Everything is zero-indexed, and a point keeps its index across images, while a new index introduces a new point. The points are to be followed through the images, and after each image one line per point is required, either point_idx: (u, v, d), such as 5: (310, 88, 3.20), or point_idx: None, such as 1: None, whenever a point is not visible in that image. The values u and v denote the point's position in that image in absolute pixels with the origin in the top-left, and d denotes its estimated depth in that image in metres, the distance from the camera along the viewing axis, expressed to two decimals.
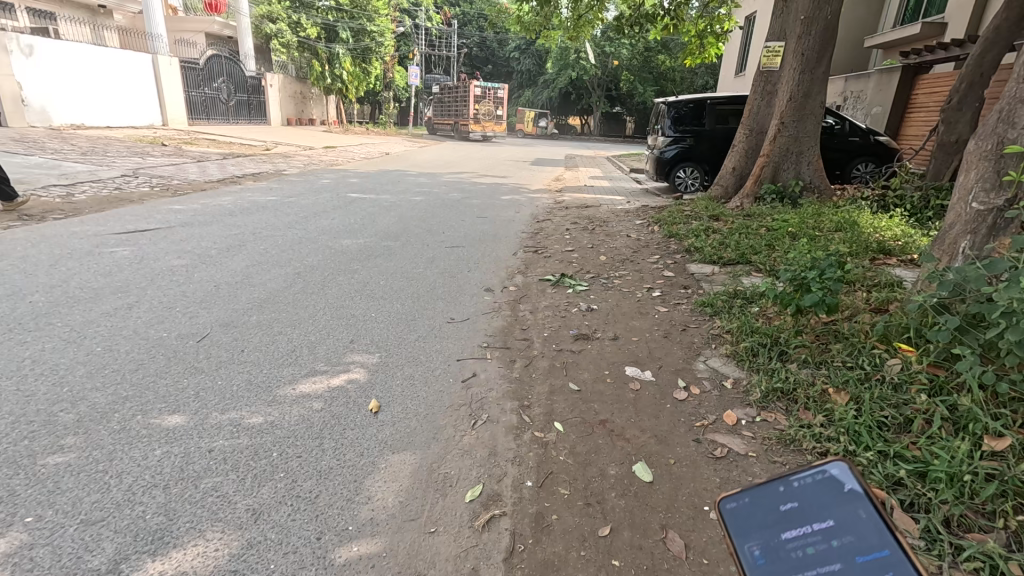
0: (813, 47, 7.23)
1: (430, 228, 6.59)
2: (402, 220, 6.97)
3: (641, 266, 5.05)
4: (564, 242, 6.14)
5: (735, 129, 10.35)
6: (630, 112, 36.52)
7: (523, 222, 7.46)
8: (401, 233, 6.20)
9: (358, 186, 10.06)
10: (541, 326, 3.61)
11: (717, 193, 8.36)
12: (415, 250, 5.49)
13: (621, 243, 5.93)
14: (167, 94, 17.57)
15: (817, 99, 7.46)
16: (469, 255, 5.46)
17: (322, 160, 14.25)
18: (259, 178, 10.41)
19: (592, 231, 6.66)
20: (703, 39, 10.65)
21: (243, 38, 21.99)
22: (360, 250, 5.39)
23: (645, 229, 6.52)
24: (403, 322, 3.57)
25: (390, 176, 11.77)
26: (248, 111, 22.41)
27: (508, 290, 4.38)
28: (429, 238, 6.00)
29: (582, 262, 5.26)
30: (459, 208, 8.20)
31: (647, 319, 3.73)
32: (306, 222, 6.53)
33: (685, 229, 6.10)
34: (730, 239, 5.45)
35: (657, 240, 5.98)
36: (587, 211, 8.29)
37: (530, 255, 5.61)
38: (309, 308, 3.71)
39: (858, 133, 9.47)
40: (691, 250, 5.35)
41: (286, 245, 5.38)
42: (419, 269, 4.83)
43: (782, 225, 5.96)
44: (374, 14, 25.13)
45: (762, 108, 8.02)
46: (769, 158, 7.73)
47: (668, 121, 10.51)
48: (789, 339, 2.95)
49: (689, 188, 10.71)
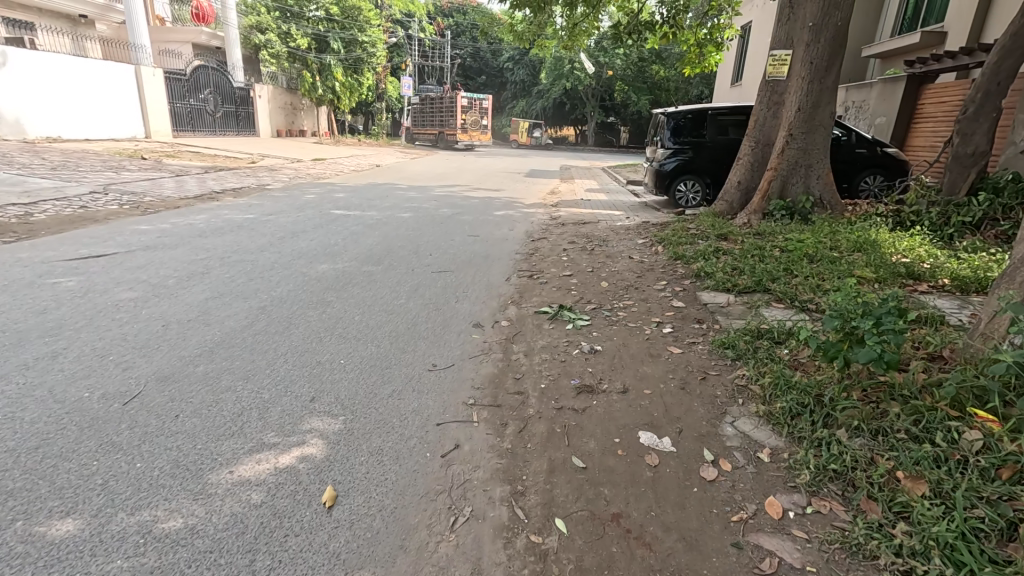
0: (822, 56, 6.82)
1: (416, 249, 6.09)
2: (387, 241, 6.48)
3: (647, 295, 4.57)
4: (561, 265, 5.66)
5: (735, 141, 9.96)
6: (624, 121, 36.32)
7: (517, 241, 6.98)
8: (384, 255, 5.70)
9: (343, 201, 9.57)
10: (537, 375, 3.10)
11: (722, 208, 7.92)
12: (398, 276, 4.99)
13: (624, 267, 5.45)
14: (150, 105, 17.08)
15: (826, 110, 7.06)
16: (457, 282, 4.97)
17: (309, 173, 13.78)
18: (238, 193, 9.89)
19: (591, 252, 6.19)
20: (703, 47, 10.19)
21: (231, 50, 21.71)
22: (337, 276, 4.89)
23: (649, 250, 6.05)
24: (375, 372, 3.06)
25: (378, 190, 11.28)
26: (235, 122, 21.93)
27: (499, 326, 3.88)
28: (415, 262, 5.51)
29: (582, 289, 4.78)
30: (449, 226, 7.72)
31: (659, 363, 3.23)
32: (282, 243, 6.04)
33: (692, 250, 5.63)
34: (742, 262, 4.99)
35: (663, 262, 5.51)
36: (585, 228, 7.82)
37: (524, 281, 5.12)
38: (268, 354, 3.20)
39: (865, 145, 9.09)
40: (700, 275, 4.88)
41: (254, 272, 4.87)
42: (401, 300, 4.33)
43: (796, 246, 5.51)
44: (365, 24, 24.77)
45: (768, 119, 7.60)
46: (777, 172, 7.30)
47: (667, 132, 10.08)
48: (835, 399, 2.47)
49: (690, 203, 10.26)
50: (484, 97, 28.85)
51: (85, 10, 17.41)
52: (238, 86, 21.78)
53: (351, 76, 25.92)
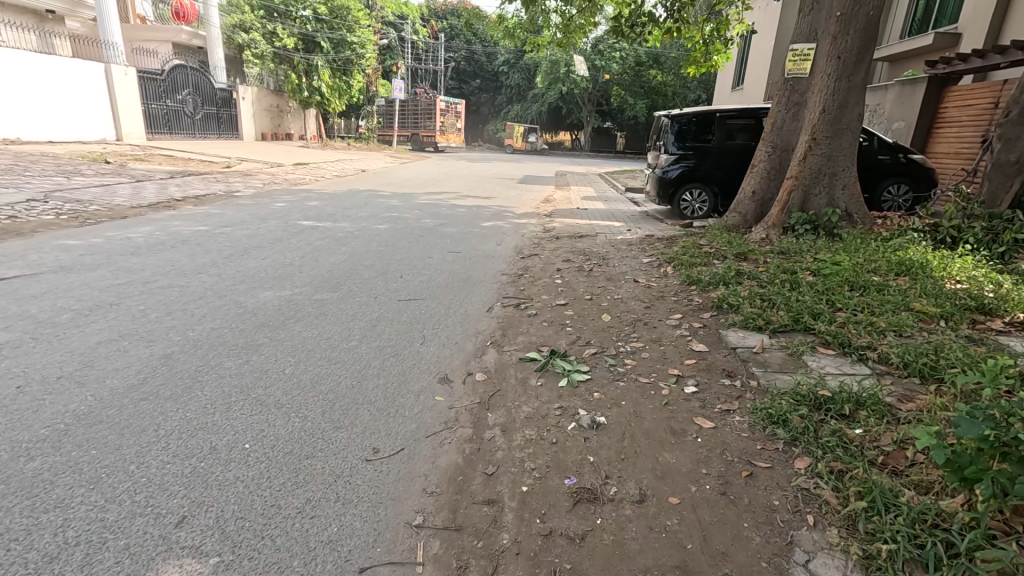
0: (852, 50, 6.02)
1: (385, 270, 5.22)
2: (354, 259, 5.60)
3: (660, 335, 3.70)
4: (554, 291, 4.79)
5: (745, 146, 9.15)
6: (620, 127, 35.73)
7: (503, 258, 6.12)
8: (345, 279, 4.83)
9: (315, 210, 8.69)
10: (517, 468, 2.22)
11: (734, 221, 7.07)
12: (354, 307, 4.11)
13: (628, 294, 4.59)
14: (122, 106, 16.09)
15: (854, 112, 6.24)
16: (427, 314, 4.08)
17: (286, 178, 12.93)
18: (201, 201, 9.00)
19: (589, 273, 5.34)
20: (709, 45, 9.33)
21: (213, 50, 21.25)
22: (279, 308, 3.99)
23: (657, 272, 5.19)
24: (288, 467, 2.17)
25: (358, 198, 10.42)
26: (217, 125, 21.01)
27: (473, 382, 3.00)
28: (380, 288, 4.63)
29: (579, 324, 3.91)
30: (429, 240, 6.85)
31: (687, 447, 2.35)
32: (227, 263, 5.15)
33: (709, 272, 4.81)
34: (773, 289, 4.15)
35: (674, 287, 4.67)
36: (581, 242, 6.97)
37: (510, 312, 4.25)
38: (144, 436, 2.30)
39: (891, 151, 8.29)
40: (723, 305, 4.04)
41: (177, 303, 3.97)
42: (353, 343, 3.44)
43: (830, 268, 4.71)
44: (355, 24, 23.90)
45: (787, 122, 6.77)
46: (799, 181, 6.46)
47: (670, 137, 9.31)
48: (978, 541, 1.61)
49: (696, 214, 9.42)
50: (455, 101, 29.99)
51: (54, 6, 16.47)
52: (219, 88, 20.87)
53: (339, 78, 24.82)
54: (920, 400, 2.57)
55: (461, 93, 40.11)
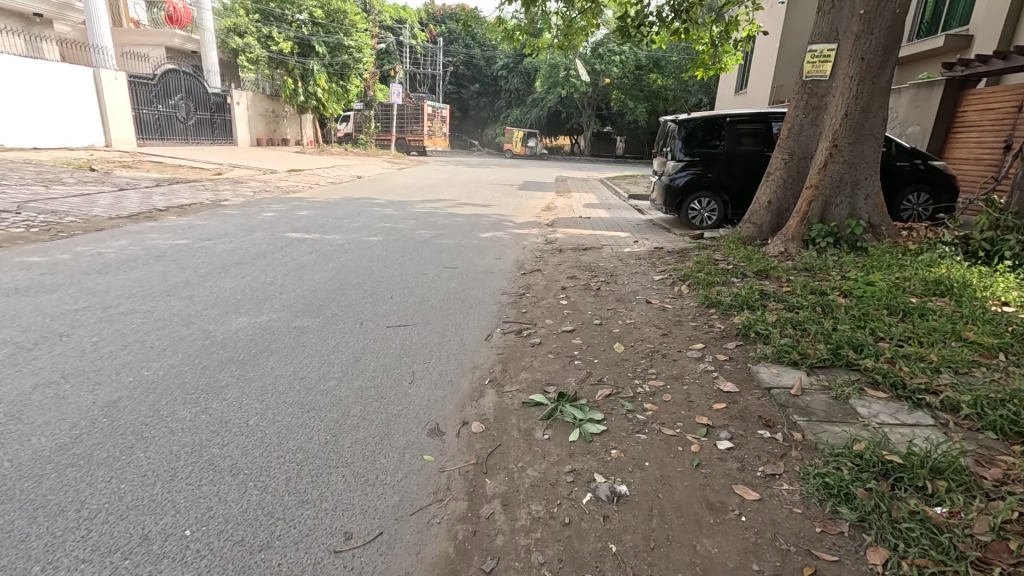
0: (876, 50, 5.61)
1: (374, 290, 4.79)
2: (341, 277, 5.17)
3: (681, 370, 3.26)
4: (559, 314, 4.36)
5: (756, 152, 8.75)
6: (620, 131, 35.43)
7: (503, 274, 5.69)
8: (330, 301, 4.39)
9: (305, 221, 8.26)
10: (522, 564, 1.79)
11: (749, 233, 6.64)
12: (336, 337, 3.67)
13: (642, 318, 4.16)
14: (111, 111, 15.65)
15: (878, 116, 5.83)
16: (419, 344, 3.65)
17: (278, 186, 12.50)
18: (186, 211, 8.58)
19: (597, 292, 4.91)
20: (718, 46, 8.92)
21: (207, 54, 20.89)
22: (252, 339, 3.55)
23: (670, 292, 4.76)
24: (235, 567, 1.72)
25: (351, 207, 10.00)
26: (211, 130, 20.60)
27: (468, 436, 2.56)
28: (367, 311, 4.20)
29: (588, 357, 3.47)
30: (424, 253, 6.42)
31: (730, 531, 1.91)
32: (202, 282, 4.72)
33: (730, 293, 4.38)
34: (806, 314, 3.73)
35: (692, 311, 4.24)
36: (586, 255, 6.54)
37: (512, 340, 3.81)
38: (58, 525, 1.85)
39: (912, 158, 7.89)
40: (750, 332, 3.62)
41: (136, 333, 3.53)
42: (332, 384, 3.00)
43: (863, 289, 4.28)
44: (352, 28, 23.50)
45: (806, 128, 6.34)
46: (818, 191, 6.05)
47: (678, 142, 8.91)
48: None
49: (704, 223, 8.99)
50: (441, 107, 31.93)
51: (41, 8, 16.07)
52: (213, 92, 20.48)
53: (335, 83, 24.60)
54: (1002, 464, 2.16)
55: (460, 97, 39.73)
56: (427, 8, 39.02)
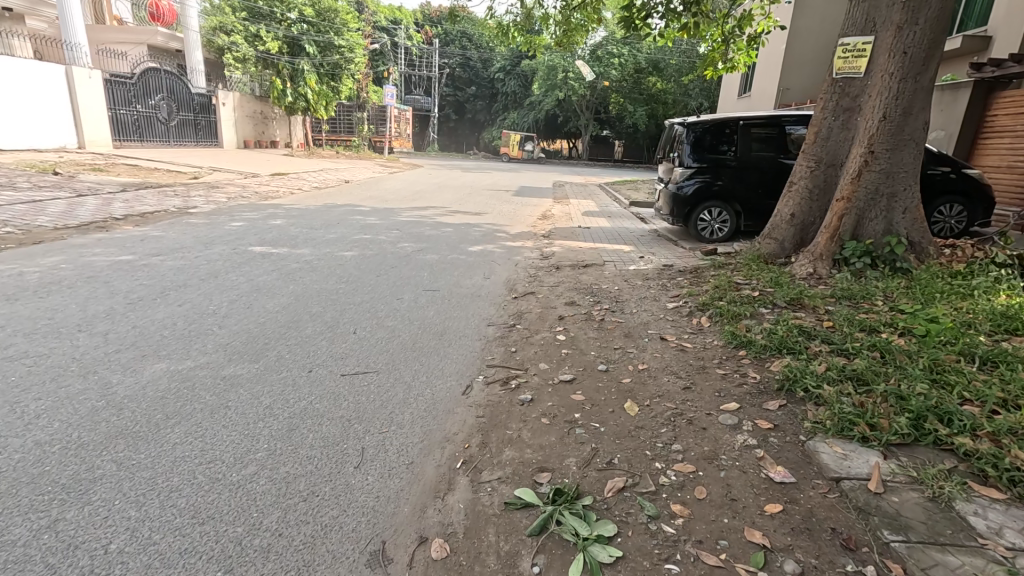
0: (920, 43, 4.90)
1: (334, 322, 4.01)
2: (300, 304, 4.39)
3: (714, 445, 2.50)
4: (556, 355, 3.60)
5: (772, 157, 8.01)
6: (619, 135, 34.86)
7: (493, 297, 4.94)
8: (278, 339, 3.62)
9: (277, 232, 7.49)
10: None
11: (770, 249, 5.89)
12: (271, 393, 2.89)
13: (658, 364, 3.40)
14: (85, 111, 14.83)
15: (921, 118, 5.10)
16: (377, 403, 2.87)
17: (257, 191, 11.74)
18: (145, 220, 7.78)
19: (601, 324, 4.16)
20: (729, 43, 8.19)
21: (192, 53, 20.14)
22: (158, 398, 2.76)
23: (688, 326, 4.00)
24: None
25: (331, 214, 9.24)
26: (195, 131, 19.84)
27: (425, 568, 1.80)
28: (317, 354, 3.42)
29: (594, 423, 2.70)
30: (404, 271, 5.66)
31: None
32: (127, 312, 3.93)
33: (761, 331, 3.63)
34: (865, 364, 2.99)
35: (717, 355, 3.47)
36: (586, 274, 5.78)
37: (496, 394, 3.04)
38: None
39: (945, 167, 7.16)
40: (797, 388, 2.88)
41: (9, 389, 2.75)
42: (249, 473, 2.23)
43: (924, 325, 3.54)
44: (343, 27, 22.77)
45: (835, 132, 5.58)
46: (851, 204, 5.31)
47: (686, 147, 8.19)
48: None
49: (714, 235, 8.24)
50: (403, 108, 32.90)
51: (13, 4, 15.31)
52: (196, 93, 19.71)
53: (326, 83, 23.40)
54: None
55: (456, 99, 38.93)
56: (422, 9, 38.39)
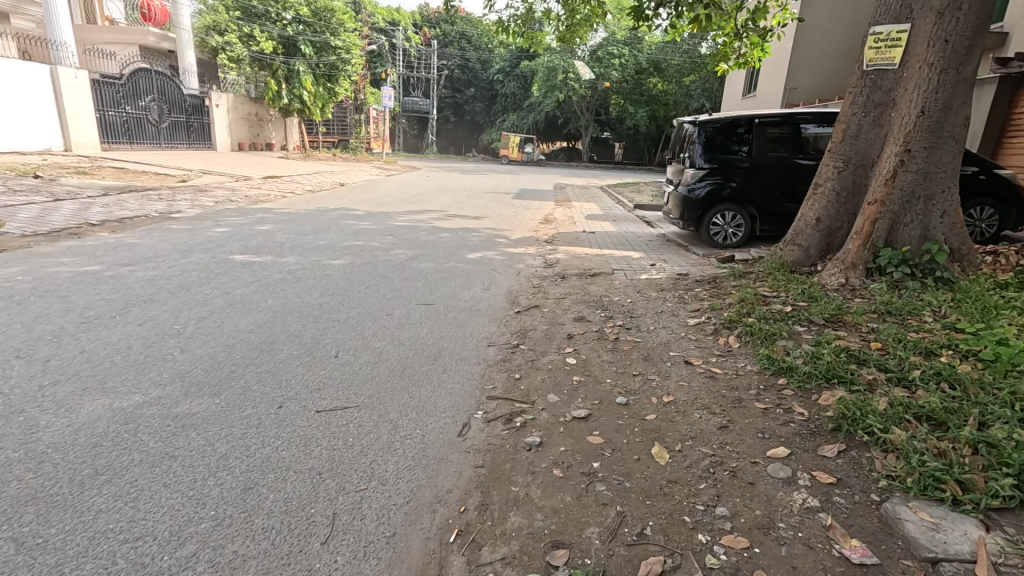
0: (963, 30, 4.45)
1: (312, 345, 3.52)
2: (278, 321, 3.91)
3: (769, 508, 2.03)
4: (567, 384, 3.13)
5: (789, 157, 7.54)
6: (619, 137, 34.46)
7: (494, 312, 4.48)
8: (247, 366, 3.14)
9: (263, 238, 7.03)
10: None
11: (793, 257, 5.44)
12: (229, 438, 2.41)
13: (686, 395, 2.93)
14: (71, 112, 14.36)
15: (963, 113, 4.64)
16: (356, 451, 2.39)
17: (247, 195, 11.27)
18: (123, 226, 7.31)
19: (616, 344, 3.70)
20: (742, 37, 7.71)
21: (184, 53, 19.70)
22: (90, 446, 2.28)
23: (715, 347, 3.53)
24: None
25: (323, 219, 8.79)
26: (187, 133, 19.39)
27: None
28: (289, 387, 2.93)
29: (617, 476, 2.23)
30: (397, 282, 5.20)
31: None
32: (77, 333, 3.45)
33: (802, 355, 3.16)
34: (935, 399, 2.52)
35: (754, 384, 3.01)
36: (595, 285, 5.31)
37: (497, 436, 2.57)
38: None
39: (975, 167, 6.70)
40: (858, 429, 2.41)
41: None
42: (186, 555, 1.75)
43: (991, 347, 3.07)
44: (340, 28, 22.30)
45: (865, 129, 5.12)
46: (884, 208, 4.85)
47: (697, 148, 7.73)
48: None
49: (728, 239, 7.79)
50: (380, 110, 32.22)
51: None
52: (189, 94, 19.25)
53: (322, 85, 22.96)
54: None
55: (454, 101, 38.49)
56: (420, 10, 38.01)
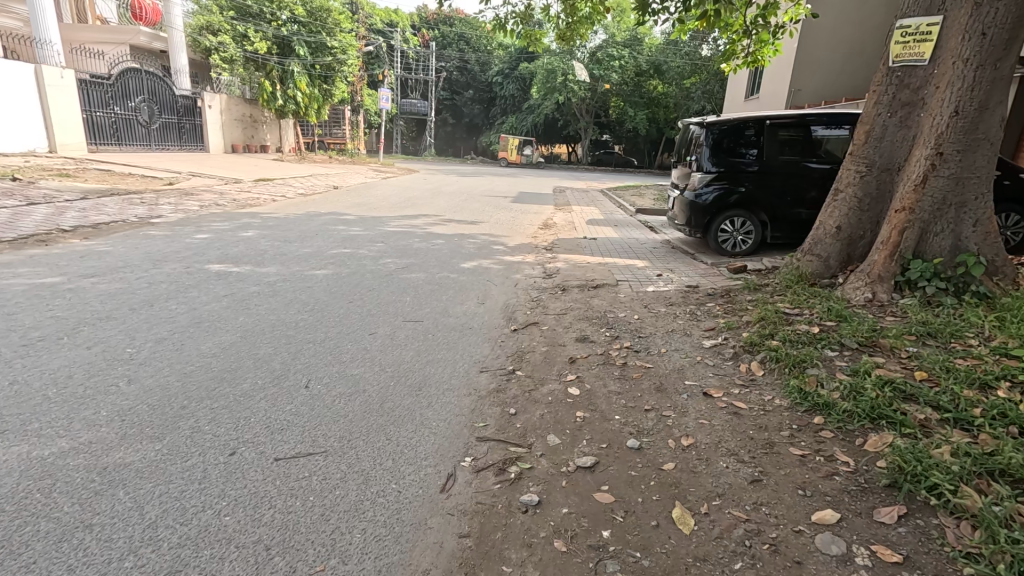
0: (1004, 20, 4.04)
1: (278, 374, 3.09)
2: (245, 344, 3.48)
3: None
4: (569, 421, 2.72)
5: (802, 161, 7.14)
6: (619, 139, 34.16)
7: (489, 330, 4.08)
8: (201, 402, 2.72)
9: (245, 245, 6.62)
10: None
11: (812, 268, 5.05)
12: (163, 500, 2.00)
13: (708, 437, 2.52)
14: (56, 112, 13.95)
15: (1002, 112, 4.23)
16: (316, 516, 1.98)
17: (235, 198, 10.87)
18: (97, 232, 6.89)
19: (625, 370, 3.29)
20: (752, 33, 7.32)
21: (176, 53, 19.30)
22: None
23: (736, 376, 3.13)
24: None
25: (311, 225, 8.38)
26: (178, 135, 19.01)
27: None
28: (247, 429, 2.50)
29: (632, 554, 1.82)
30: (384, 295, 4.79)
31: None
32: (12, 360, 3.04)
33: (840, 389, 2.75)
34: (1009, 448, 2.11)
35: (786, 423, 2.60)
36: (598, 298, 4.90)
37: (488, 492, 2.17)
38: None
39: (999, 170, 6.31)
40: (921, 490, 2.00)
41: None
42: None
43: None
44: (335, 28, 21.96)
45: (891, 130, 4.73)
46: (913, 216, 4.44)
47: (704, 151, 7.33)
48: None
49: (737, 247, 7.40)
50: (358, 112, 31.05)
51: None
52: (180, 95, 18.86)
53: (317, 86, 22.58)
54: None
55: (453, 103, 38.18)
56: (419, 12, 37.68)
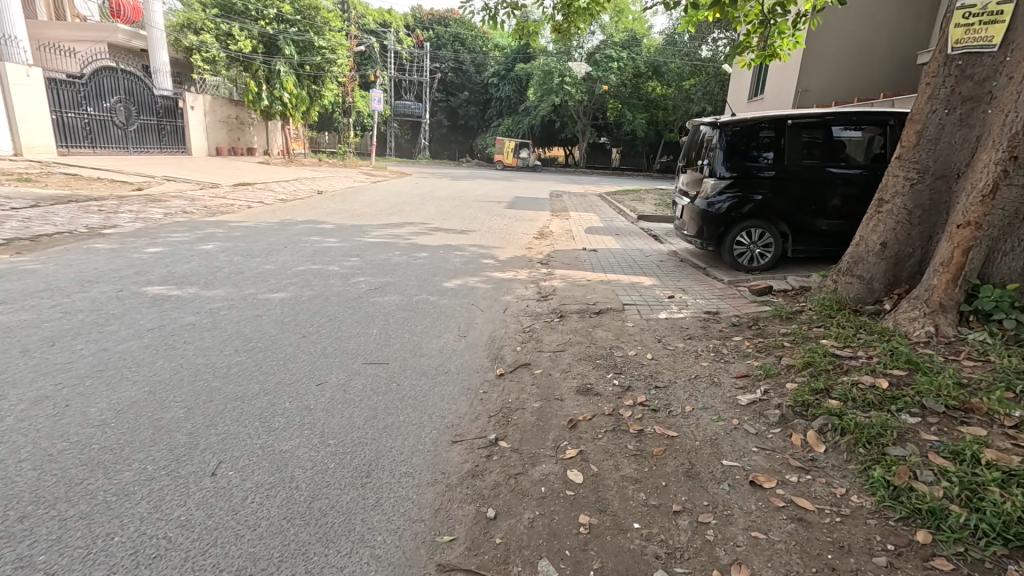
0: None
1: (179, 454, 2.30)
2: (152, 403, 2.70)
3: None
4: (569, 534, 1.94)
5: (826, 165, 6.37)
6: (617, 141, 33.46)
7: (468, 375, 3.30)
8: (51, 508, 1.93)
9: (199, 260, 5.83)
10: None
11: (852, 292, 4.33)
12: None
13: (769, 568, 1.75)
14: (22, 113, 13.14)
15: None
16: None
17: (207, 204, 10.07)
18: (34, 245, 6.10)
19: (640, 441, 2.52)
20: (770, 24, 6.51)
21: (156, 52, 18.49)
22: None
23: (792, 453, 2.36)
24: None
25: (283, 235, 7.59)
26: (158, 137, 18.21)
27: None
28: (98, 564, 1.71)
29: None
30: (346, 326, 4.00)
31: None
32: None
33: (947, 485, 1.98)
34: None
35: (876, 542, 1.82)
36: (602, 329, 4.12)
37: None
38: None
39: None
40: None
41: None
42: None
43: None
44: (324, 26, 21.20)
45: (948, 130, 3.99)
46: (981, 232, 3.65)
47: (717, 154, 6.55)
48: None
49: (752, 261, 6.65)
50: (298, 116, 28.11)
51: None
52: (161, 95, 18.07)
53: (305, 86, 21.75)
54: None
55: (448, 104, 37.42)
56: (413, 13, 36.94)
